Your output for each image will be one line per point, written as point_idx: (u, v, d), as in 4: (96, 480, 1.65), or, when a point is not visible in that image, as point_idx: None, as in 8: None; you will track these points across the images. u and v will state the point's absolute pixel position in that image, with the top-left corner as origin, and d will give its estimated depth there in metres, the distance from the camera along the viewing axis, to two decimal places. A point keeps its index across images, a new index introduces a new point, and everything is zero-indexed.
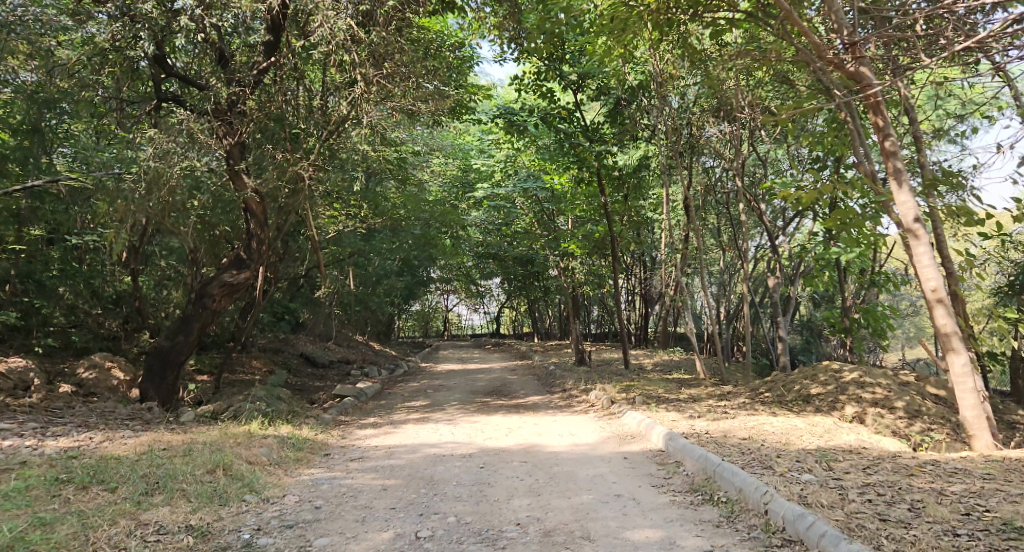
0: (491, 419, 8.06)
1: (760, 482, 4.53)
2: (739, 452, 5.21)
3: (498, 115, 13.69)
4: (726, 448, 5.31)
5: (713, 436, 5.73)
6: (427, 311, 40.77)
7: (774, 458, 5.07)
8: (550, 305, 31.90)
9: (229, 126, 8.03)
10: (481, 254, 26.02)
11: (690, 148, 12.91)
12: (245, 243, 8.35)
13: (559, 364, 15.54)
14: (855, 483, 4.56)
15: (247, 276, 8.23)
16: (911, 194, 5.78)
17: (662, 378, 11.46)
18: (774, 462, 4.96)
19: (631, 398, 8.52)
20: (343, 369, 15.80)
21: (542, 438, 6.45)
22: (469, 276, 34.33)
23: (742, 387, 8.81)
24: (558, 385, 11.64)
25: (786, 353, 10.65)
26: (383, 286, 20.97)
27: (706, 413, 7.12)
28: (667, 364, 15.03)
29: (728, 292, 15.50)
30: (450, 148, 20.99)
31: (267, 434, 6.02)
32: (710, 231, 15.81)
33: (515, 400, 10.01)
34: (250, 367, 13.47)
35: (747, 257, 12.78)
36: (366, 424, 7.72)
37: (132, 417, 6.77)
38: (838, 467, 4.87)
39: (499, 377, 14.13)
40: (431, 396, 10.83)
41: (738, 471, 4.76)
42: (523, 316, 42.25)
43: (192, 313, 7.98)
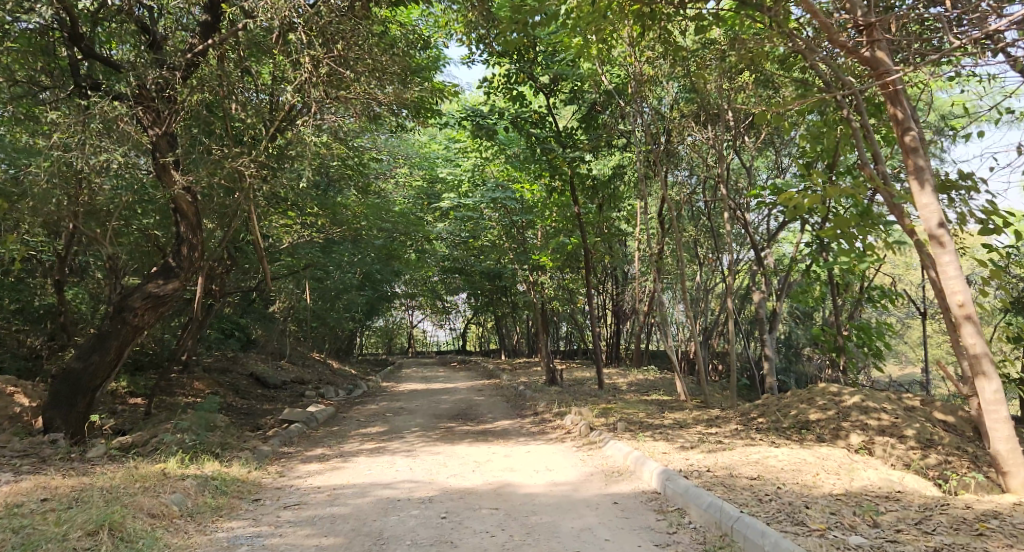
0: (455, 449, 7.14)
1: (800, 547, 3.75)
2: (759, 502, 4.43)
3: (466, 118, 12.88)
4: (743, 497, 4.52)
5: (718, 476, 4.92)
6: (392, 327, 39.64)
7: (805, 510, 4.31)
8: (518, 321, 31.03)
9: (155, 114, 7.06)
10: (448, 268, 25.11)
11: (668, 156, 12.25)
12: (174, 249, 7.36)
13: (528, 384, 14.69)
14: (917, 548, 3.79)
15: (174, 286, 7.21)
16: (934, 197, 5.14)
17: (640, 400, 10.66)
18: (807, 517, 4.20)
19: (611, 424, 7.68)
20: (296, 390, 14.70)
21: (514, 476, 5.57)
22: (435, 292, 33.38)
23: (729, 412, 8.06)
24: (529, 408, 10.79)
25: (773, 373, 9.92)
26: (343, 301, 19.93)
27: (695, 443, 6.33)
28: (641, 383, 14.28)
29: (705, 308, 14.82)
30: (415, 157, 20.12)
31: (184, 476, 5.07)
32: (686, 244, 15.16)
33: (481, 426, 9.10)
34: (192, 389, 12.38)
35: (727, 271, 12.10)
36: (311, 458, 6.76)
37: (24, 455, 5.75)
38: (887, 523, 4.10)
39: (464, 399, 13.17)
40: (390, 422, 9.85)
41: (765, 530, 3.98)
42: (491, 332, 41.32)
43: (108, 331, 7.02)
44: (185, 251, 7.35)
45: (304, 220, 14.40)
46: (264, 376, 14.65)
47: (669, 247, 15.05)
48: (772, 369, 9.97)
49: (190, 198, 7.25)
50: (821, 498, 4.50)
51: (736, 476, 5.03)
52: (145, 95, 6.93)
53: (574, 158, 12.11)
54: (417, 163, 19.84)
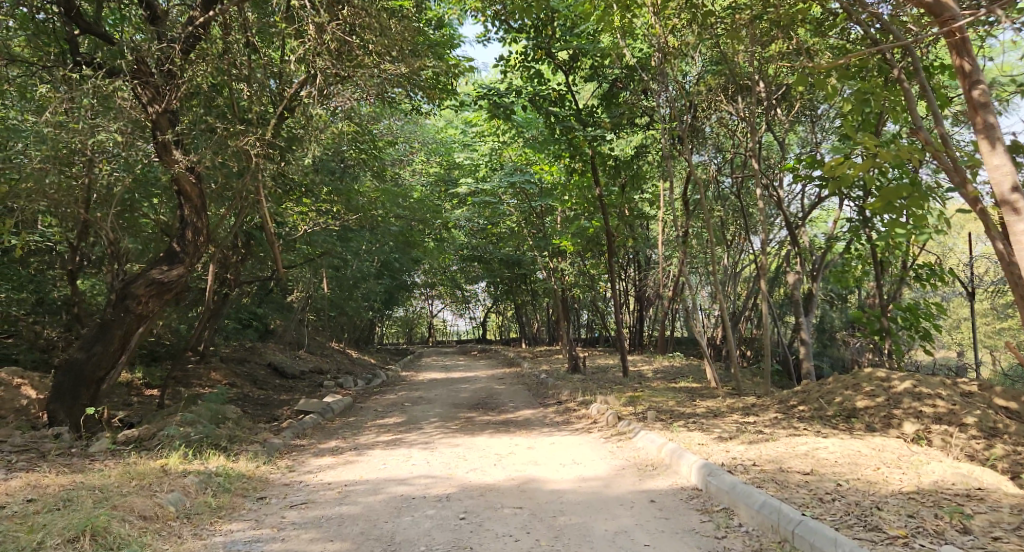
0: (475, 441, 6.77)
1: None
2: (823, 503, 4.03)
3: (483, 97, 12.44)
4: (801, 496, 4.11)
5: (767, 472, 4.50)
6: (411, 317, 39.42)
7: (876, 511, 3.92)
8: (538, 309, 30.63)
9: (154, 91, 6.70)
10: (466, 256, 24.76)
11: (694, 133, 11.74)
12: (178, 233, 7.08)
13: (550, 372, 14.29)
14: None
15: (179, 272, 6.92)
16: (1007, 159, 4.60)
17: (668, 388, 10.22)
18: (880, 519, 3.81)
19: (641, 414, 7.26)
20: (314, 381, 14.43)
21: (538, 470, 5.19)
22: (454, 280, 33.08)
23: (766, 399, 7.59)
24: (552, 397, 10.39)
25: (810, 358, 9.42)
26: (361, 290, 19.65)
27: (734, 433, 5.89)
28: (668, 370, 13.82)
29: (733, 291, 14.31)
30: (432, 143, 19.74)
31: (185, 473, 4.75)
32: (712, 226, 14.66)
33: (503, 416, 8.72)
34: (208, 380, 12.13)
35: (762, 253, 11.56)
36: (324, 451, 6.42)
37: (21, 452, 5.46)
38: (979, 530, 3.67)
39: (486, 387, 12.81)
40: (408, 412, 9.51)
41: (831, 535, 3.58)
42: (511, 320, 41.00)
43: (112, 319, 6.71)
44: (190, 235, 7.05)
45: (319, 206, 14.11)
46: (282, 366, 14.40)
47: (695, 230, 14.53)
48: (808, 353, 9.47)
49: (194, 181, 6.94)
50: (890, 498, 4.07)
51: (786, 472, 4.57)
52: (143, 70, 6.62)
53: (596, 136, 11.62)
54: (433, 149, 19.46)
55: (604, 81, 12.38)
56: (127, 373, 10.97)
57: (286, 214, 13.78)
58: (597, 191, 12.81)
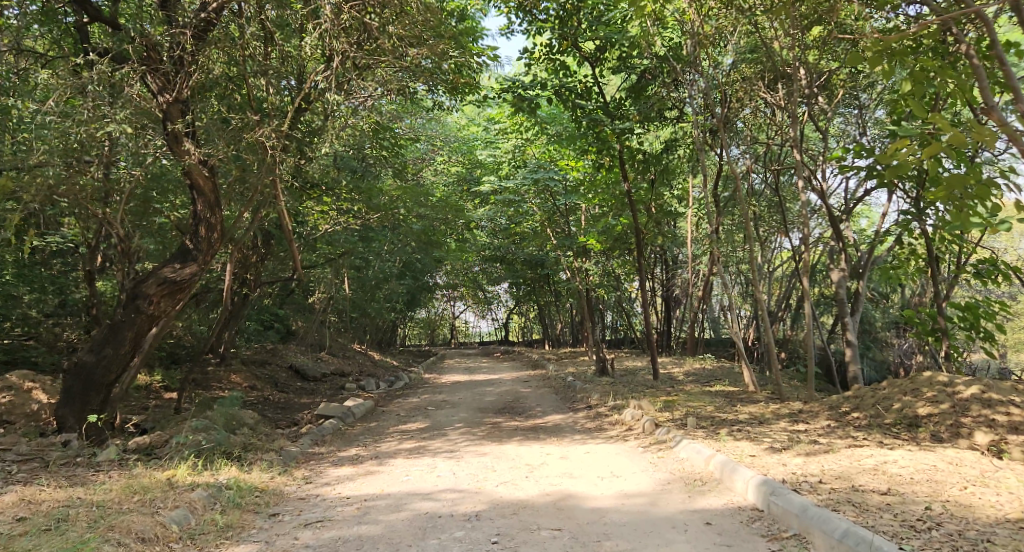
0: (505, 449, 6.37)
1: None
2: (922, 535, 3.59)
3: (506, 90, 12.06)
4: (894, 526, 3.67)
5: (847, 496, 4.07)
6: (433, 319, 39.13)
7: (988, 545, 3.48)
8: (562, 310, 30.17)
9: (164, 79, 6.60)
10: (489, 256, 24.40)
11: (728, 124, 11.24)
12: (191, 230, 6.80)
13: (577, 375, 13.85)
14: None
15: (192, 271, 6.66)
16: None
17: (704, 392, 9.75)
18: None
19: (680, 420, 6.81)
20: (336, 383, 14.13)
21: (574, 484, 4.78)
22: (476, 281, 32.72)
23: (814, 406, 7.10)
24: (581, 401, 9.96)
25: (857, 361, 8.90)
26: (383, 291, 19.35)
27: (788, 445, 5.43)
28: (699, 372, 13.31)
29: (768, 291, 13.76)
30: (454, 141, 19.42)
31: (194, 487, 4.41)
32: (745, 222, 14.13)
33: (532, 421, 8.32)
34: (227, 382, 11.87)
35: (806, 250, 11.04)
36: (344, 460, 6.06)
37: (24, 462, 5.17)
38: None
39: (512, 391, 12.41)
40: (432, 417, 9.13)
41: None
42: (533, 322, 40.56)
43: (122, 320, 6.46)
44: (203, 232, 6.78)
45: (340, 204, 13.85)
46: (303, 368, 14.10)
47: (727, 227, 14.02)
48: (855, 357, 8.95)
49: (208, 175, 6.71)
50: (996, 529, 3.62)
51: (860, 492, 4.12)
52: (152, 57, 6.49)
53: (625, 128, 11.18)
54: (456, 147, 19.14)
55: (632, 72, 11.97)
56: (144, 375, 10.74)
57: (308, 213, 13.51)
58: (626, 186, 12.35)
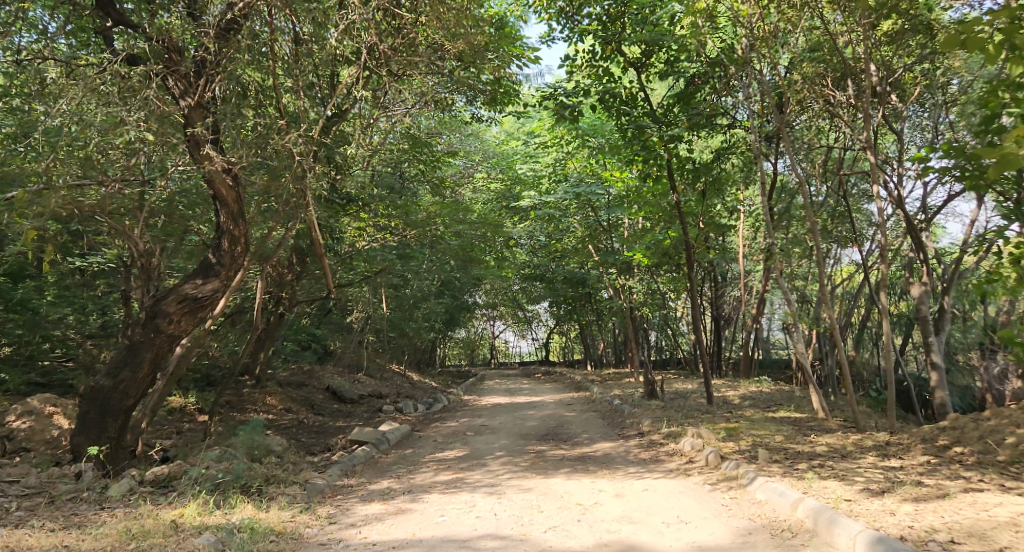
0: (554, 484, 5.74)
1: None
2: None
3: (547, 98, 11.57)
4: None
5: None
6: (473, 339, 38.64)
7: None
8: (604, 330, 29.41)
9: (186, 79, 6.35)
10: (529, 275, 23.85)
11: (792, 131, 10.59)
12: (214, 243, 6.46)
13: (624, 398, 13.13)
14: None
15: (215, 286, 6.30)
16: None
17: (767, 418, 8.96)
18: None
19: (749, 453, 6.10)
20: (373, 406, 13.64)
21: (638, 534, 4.15)
22: (516, 301, 32.17)
23: (899, 437, 6.32)
24: (632, 427, 9.26)
25: (944, 386, 8.21)
26: (422, 310, 18.92)
27: (882, 486, 4.70)
28: (756, 396, 12.47)
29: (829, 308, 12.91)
30: (493, 156, 19.00)
31: (199, 532, 3.90)
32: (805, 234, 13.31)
33: (580, 450, 7.67)
34: (260, 404, 11.45)
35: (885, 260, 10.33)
36: (375, 495, 5.50)
37: (27, 497, 4.74)
38: None
39: (556, 414, 11.75)
40: (473, 443, 8.54)
41: None
42: (574, 341, 39.80)
43: (141, 340, 6.04)
44: (227, 245, 6.43)
45: (377, 220, 13.49)
46: (339, 390, 13.66)
47: (783, 240, 13.25)
48: (939, 380, 8.10)
49: (232, 185, 6.34)
50: None
51: None
52: (173, 58, 6.22)
53: (675, 135, 10.56)
54: (495, 162, 18.74)
55: (681, 77, 11.42)
56: (175, 398, 10.38)
57: (345, 229, 13.18)
58: (675, 198, 11.70)
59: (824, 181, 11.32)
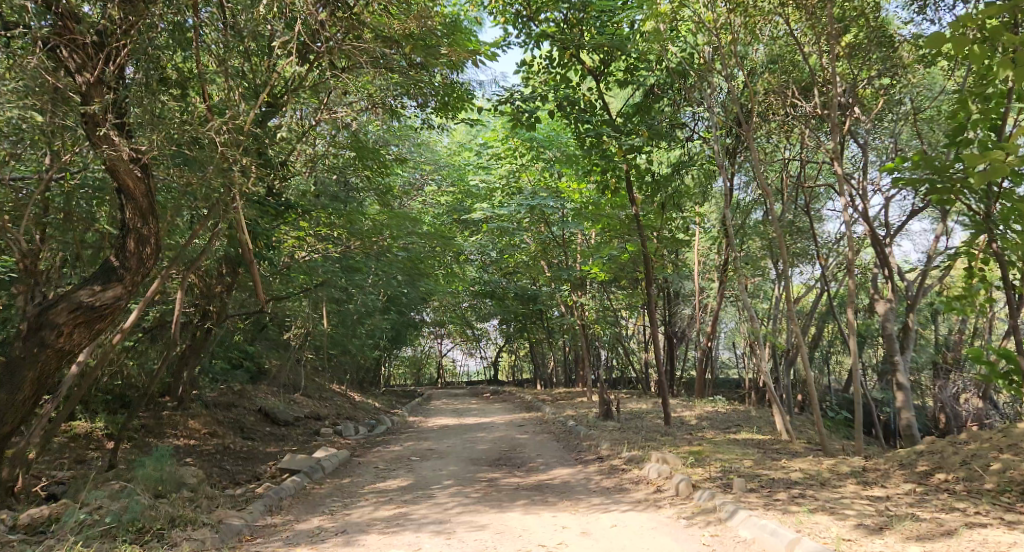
0: (508, 520, 5.08)
1: None
2: None
3: (502, 102, 11.01)
4: None
5: None
6: (420, 357, 37.69)
7: None
8: (554, 348, 28.90)
9: (86, 54, 5.82)
10: (479, 291, 23.22)
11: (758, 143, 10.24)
12: (118, 244, 5.86)
13: (578, 419, 12.55)
14: None
15: (116, 293, 5.70)
16: None
17: (730, 441, 8.48)
18: None
19: (721, 482, 5.56)
20: (310, 429, 12.73)
21: None
22: (465, 318, 31.45)
23: (877, 463, 5.88)
24: (589, 451, 8.67)
25: (911, 406, 7.72)
26: (366, 326, 18.05)
27: (875, 521, 4.21)
28: (714, 416, 12.06)
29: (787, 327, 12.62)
30: (445, 167, 18.35)
31: None
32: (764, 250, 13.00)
33: (535, 476, 7.05)
34: (184, 428, 10.47)
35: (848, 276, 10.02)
36: (300, 538, 4.75)
37: None
38: None
39: (507, 437, 11.07)
40: (417, 471, 7.81)
41: None
42: (523, 360, 39.23)
43: (22, 355, 5.39)
44: (133, 246, 5.89)
45: (318, 229, 12.72)
46: (273, 411, 12.72)
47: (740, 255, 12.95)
48: (906, 400, 7.70)
49: (141, 175, 5.87)
50: None
51: None
52: (70, 27, 5.69)
53: (635, 141, 10.13)
54: (446, 174, 18.13)
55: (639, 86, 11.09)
56: (85, 421, 9.36)
57: (283, 238, 12.34)
58: (634, 210, 11.25)
59: (783, 194, 11.08)
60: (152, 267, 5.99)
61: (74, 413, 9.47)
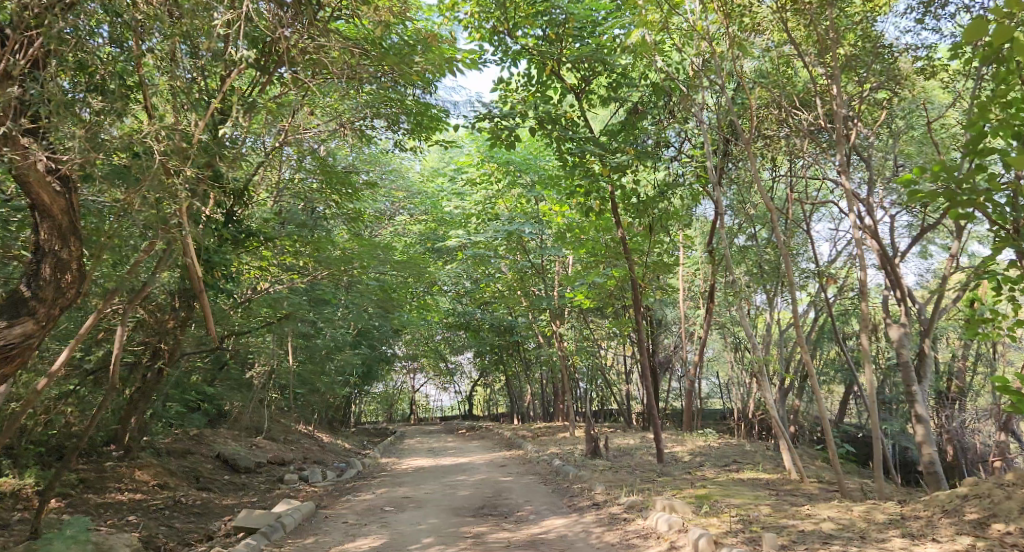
0: None
1: None
2: None
3: (480, 120, 10.37)
4: None
5: None
6: (392, 393, 36.58)
7: None
8: (531, 380, 28.13)
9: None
10: (454, 322, 22.43)
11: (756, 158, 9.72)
12: (29, 271, 5.19)
13: (563, 457, 11.78)
14: None
15: (26, 329, 5.00)
16: None
17: (735, 481, 7.78)
18: None
19: (745, 538, 4.89)
20: (274, 475, 11.76)
21: None
22: (439, 351, 30.57)
23: (917, 510, 5.26)
24: (582, 496, 7.91)
25: (932, 440, 7.06)
26: (336, 362, 17.13)
27: None
28: (707, 450, 11.38)
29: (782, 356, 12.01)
30: (418, 194, 17.65)
31: None
32: (755, 274, 12.43)
33: (527, 530, 6.30)
34: (132, 481, 9.50)
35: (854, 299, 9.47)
36: None
37: None
38: None
39: (489, 480, 10.24)
40: (394, 525, 6.98)
41: None
42: (498, 393, 38.35)
43: None
44: (49, 272, 5.22)
45: (283, 259, 11.89)
46: (234, 457, 11.76)
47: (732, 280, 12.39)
48: (927, 434, 7.04)
49: (60, 191, 5.25)
50: None
51: None
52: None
53: (624, 160, 9.54)
54: (419, 202, 17.46)
55: (623, 104, 10.55)
56: (18, 477, 8.38)
57: (244, 269, 11.49)
58: (619, 233, 10.60)
59: (774, 216, 10.57)
60: (71, 296, 5.35)
61: (7, 468, 8.48)
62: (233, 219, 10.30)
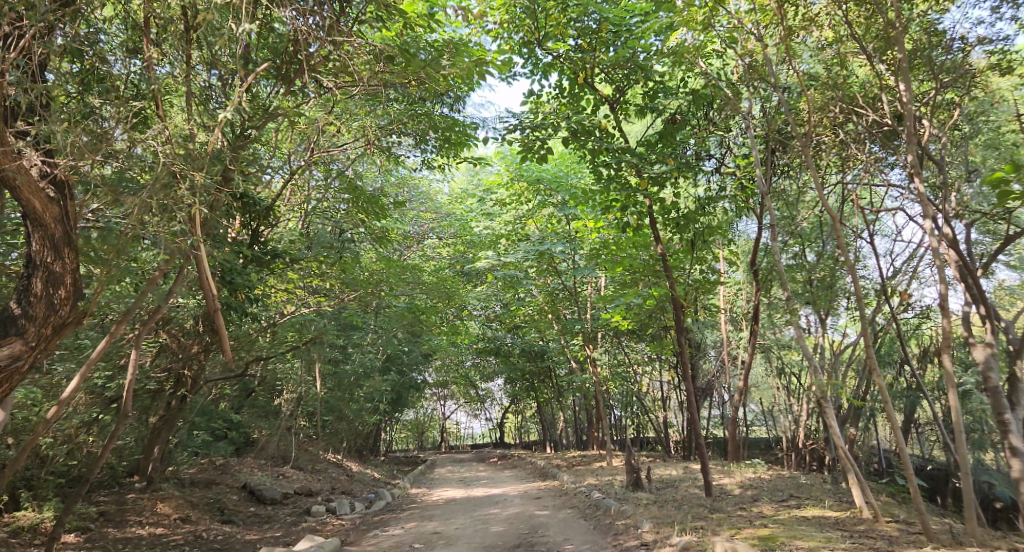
0: None
1: None
2: None
3: (512, 132, 9.92)
4: None
5: None
6: (421, 421, 36.04)
7: None
8: (563, 407, 27.44)
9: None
10: (484, 348, 21.94)
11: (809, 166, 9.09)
12: (22, 285, 5.31)
13: (602, 489, 11.11)
14: None
15: (13, 350, 5.12)
16: None
17: (798, 520, 7.08)
18: None
19: None
20: (301, 507, 11.28)
21: None
22: (468, 378, 30.03)
23: None
24: (629, 534, 7.27)
25: None
26: (364, 388, 16.69)
27: None
28: (757, 483, 10.63)
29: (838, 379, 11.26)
30: (447, 215, 17.28)
31: None
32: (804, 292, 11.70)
33: None
34: (153, 514, 9.07)
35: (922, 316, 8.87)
36: None
37: None
38: None
39: (525, 514, 9.63)
40: None
41: None
42: (529, 420, 37.62)
43: None
44: (40, 287, 5.32)
45: (308, 281, 11.53)
46: (259, 488, 11.30)
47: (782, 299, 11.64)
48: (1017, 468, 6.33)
49: (54, 198, 5.34)
50: None
51: None
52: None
53: (666, 170, 8.98)
54: (448, 224, 17.10)
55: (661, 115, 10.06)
56: (35, 511, 7.99)
57: (270, 292, 11.14)
58: (659, 250, 9.99)
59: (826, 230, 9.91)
60: (66, 311, 5.43)
61: (22, 501, 8.07)
62: (259, 238, 10.01)
